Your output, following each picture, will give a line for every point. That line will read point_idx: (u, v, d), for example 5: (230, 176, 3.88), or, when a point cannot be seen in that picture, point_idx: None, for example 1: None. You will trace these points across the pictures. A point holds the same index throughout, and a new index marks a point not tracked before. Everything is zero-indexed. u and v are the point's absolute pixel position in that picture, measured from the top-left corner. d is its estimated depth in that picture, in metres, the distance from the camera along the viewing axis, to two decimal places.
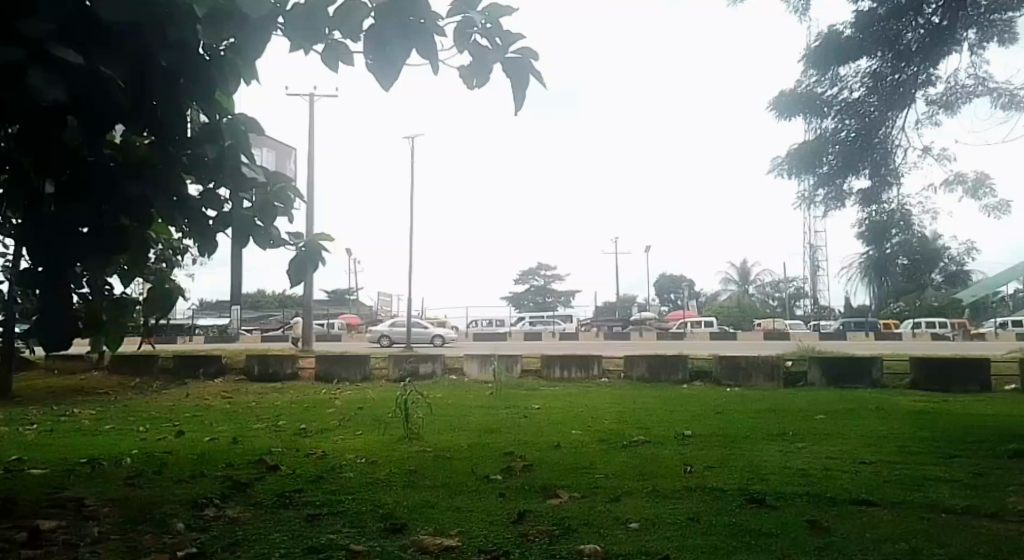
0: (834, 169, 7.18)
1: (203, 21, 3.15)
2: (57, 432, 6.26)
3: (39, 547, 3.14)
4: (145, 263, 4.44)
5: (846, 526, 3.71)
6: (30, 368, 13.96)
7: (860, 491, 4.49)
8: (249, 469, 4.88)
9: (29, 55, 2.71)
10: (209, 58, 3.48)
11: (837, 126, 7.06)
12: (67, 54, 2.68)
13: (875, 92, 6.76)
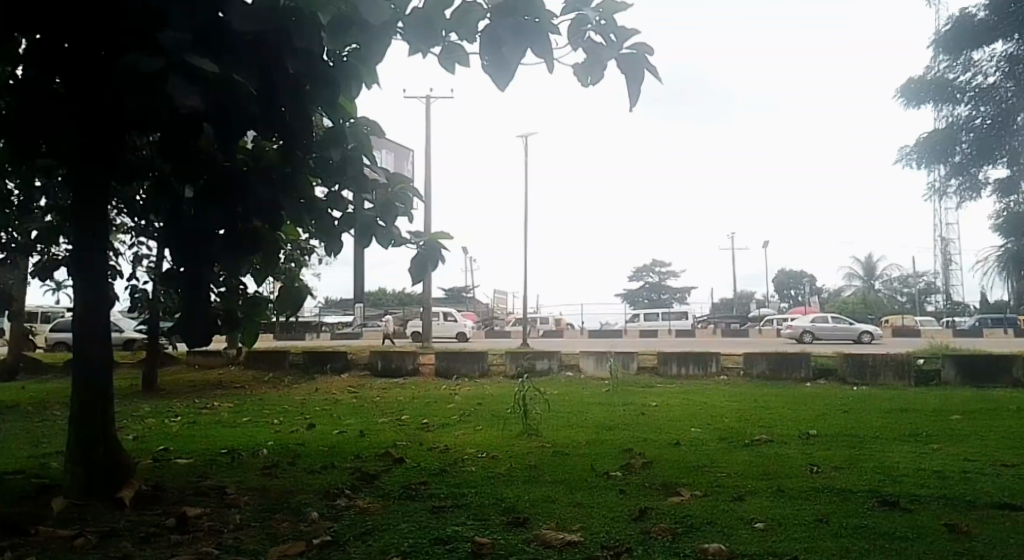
0: (966, 160, 5.53)
1: (327, 30, 3.14)
2: (200, 423, 6.70)
3: (187, 533, 3.34)
4: (275, 262, 4.69)
5: (991, 532, 3.38)
6: (177, 363, 15.10)
7: (1003, 494, 4.09)
8: (375, 460, 5.04)
9: (168, 65, 2.91)
10: (333, 63, 3.61)
11: (970, 114, 5.48)
12: (201, 63, 2.86)
13: (1013, 77, 5.20)
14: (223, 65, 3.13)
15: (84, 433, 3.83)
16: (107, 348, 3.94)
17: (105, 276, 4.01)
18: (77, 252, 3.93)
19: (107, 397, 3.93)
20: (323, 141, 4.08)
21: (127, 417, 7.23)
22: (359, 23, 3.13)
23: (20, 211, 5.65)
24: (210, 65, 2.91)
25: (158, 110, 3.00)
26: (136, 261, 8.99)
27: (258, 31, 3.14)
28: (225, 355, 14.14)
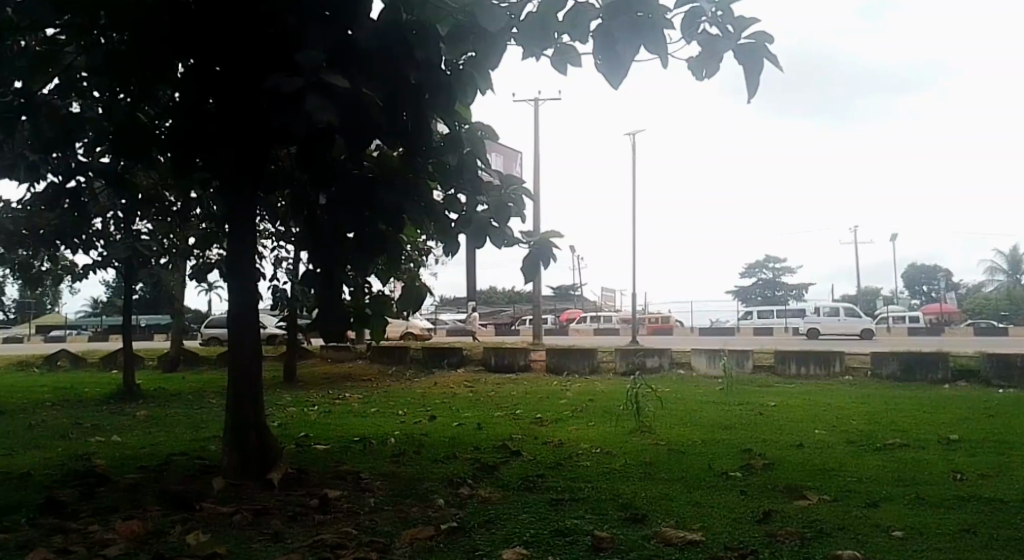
0: None
1: (446, 39, 3.44)
2: (332, 413, 7.17)
3: (329, 513, 3.63)
4: (398, 261, 4.96)
5: None
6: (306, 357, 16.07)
7: None
8: (494, 452, 5.24)
9: (308, 83, 3.17)
10: (450, 71, 3.75)
11: None
12: (336, 79, 3.10)
13: None
14: (354, 81, 3.36)
15: (239, 418, 4.22)
16: (252, 339, 4.29)
17: (252, 278, 4.37)
18: (230, 256, 4.35)
19: (256, 384, 4.31)
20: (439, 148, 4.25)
21: (270, 405, 7.83)
22: (477, 34, 3.41)
23: (183, 220, 6.26)
24: (343, 81, 3.14)
25: (299, 125, 3.27)
26: (276, 263, 9.69)
27: (385, 45, 3.36)
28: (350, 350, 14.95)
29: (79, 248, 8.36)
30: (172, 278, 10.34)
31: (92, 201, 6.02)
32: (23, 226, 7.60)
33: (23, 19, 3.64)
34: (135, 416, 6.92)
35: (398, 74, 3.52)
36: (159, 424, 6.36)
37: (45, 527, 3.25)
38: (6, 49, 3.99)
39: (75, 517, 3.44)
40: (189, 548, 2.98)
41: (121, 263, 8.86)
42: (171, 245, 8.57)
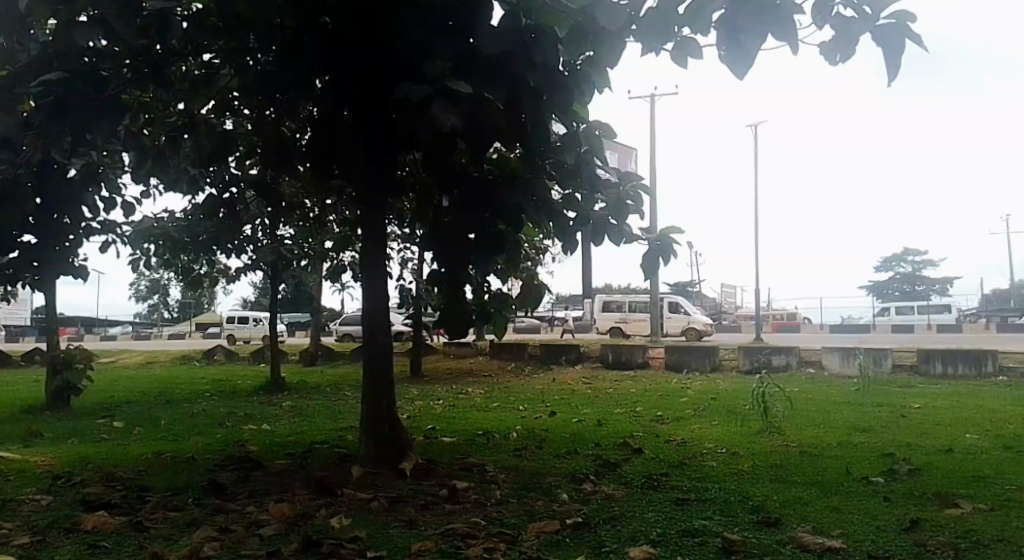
0: None
1: (564, 41, 3.33)
2: (457, 407, 7.40)
3: (458, 503, 3.77)
4: (518, 261, 5.03)
5: None
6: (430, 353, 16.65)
7: None
8: (616, 449, 5.25)
9: (434, 91, 3.28)
10: (567, 72, 3.72)
11: None
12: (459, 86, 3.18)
13: None
14: (476, 86, 3.44)
15: (374, 408, 4.47)
16: (385, 334, 4.53)
17: (384, 277, 4.59)
18: (363, 256, 4.59)
19: (389, 377, 4.55)
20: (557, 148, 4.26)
21: (399, 399, 8.20)
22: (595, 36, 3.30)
23: (321, 225, 6.66)
24: (466, 87, 3.23)
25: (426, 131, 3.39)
26: (402, 263, 10.14)
27: (504, 51, 3.43)
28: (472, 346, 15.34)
29: (231, 253, 9.11)
30: (310, 279, 11.03)
31: (243, 211, 6.55)
32: (185, 234, 8.37)
33: (186, 45, 4.02)
34: (280, 407, 7.46)
35: (518, 78, 3.57)
36: (302, 414, 6.82)
37: (209, 507, 3.59)
38: (173, 73, 4.42)
39: (234, 498, 3.77)
40: (333, 531, 3.19)
41: (267, 266, 9.58)
42: (310, 248, 9.16)
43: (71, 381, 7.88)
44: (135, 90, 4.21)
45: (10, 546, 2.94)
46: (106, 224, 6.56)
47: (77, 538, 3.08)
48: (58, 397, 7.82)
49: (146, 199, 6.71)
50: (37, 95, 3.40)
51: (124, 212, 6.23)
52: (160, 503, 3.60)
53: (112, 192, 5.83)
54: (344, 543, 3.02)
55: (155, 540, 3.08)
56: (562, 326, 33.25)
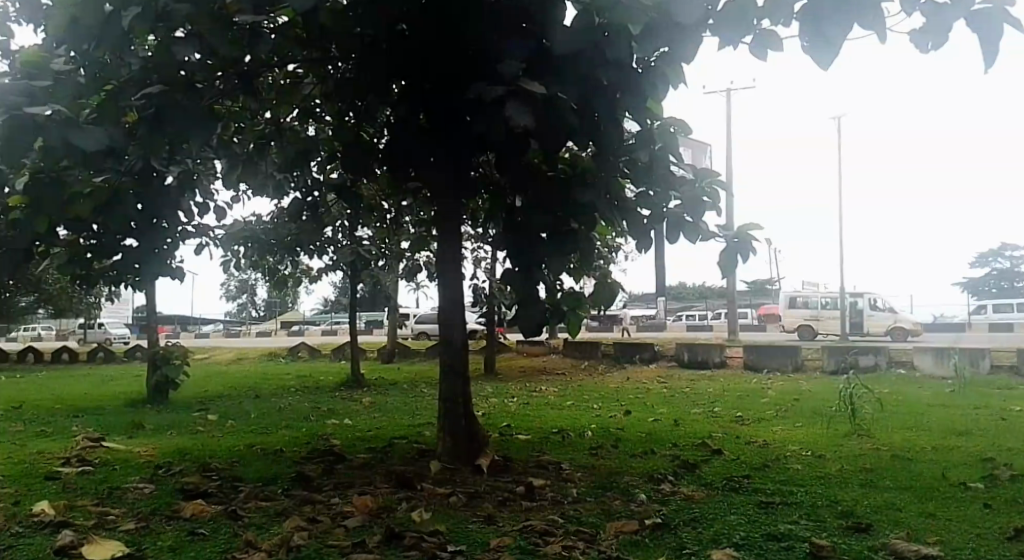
0: None
1: (638, 39, 3.25)
2: (531, 405, 7.44)
3: (535, 500, 3.80)
4: (590, 260, 4.98)
5: None
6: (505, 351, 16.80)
7: None
8: (694, 450, 5.17)
9: (508, 91, 3.27)
10: (641, 69, 3.64)
11: None
12: (533, 85, 3.16)
13: None
14: (550, 85, 3.42)
15: (452, 405, 4.54)
16: (460, 332, 4.58)
17: (459, 277, 4.65)
18: (439, 256, 4.65)
19: (465, 375, 4.60)
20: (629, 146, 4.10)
21: (475, 396, 8.30)
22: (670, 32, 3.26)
23: (397, 226, 6.80)
24: (540, 86, 3.20)
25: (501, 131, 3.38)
26: (476, 263, 10.26)
27: (577, 50, 3.38)
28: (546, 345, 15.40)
29: (313, 253, 9.43)
30: (388, 278, 11.30)
31: (324, 213, 6.77)
32: (270, 236, 8.72)
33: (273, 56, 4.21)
34: (361, 403, 7.66)
35: (591, 77, 3.53)
36: (382, 410, 6.99)
37: (297, 498, 3.74)
38: (260, 83, 4.63)
39: (320, 490, 3.91)
40: (414, 523, 3.27)
41: (347, 266, 9.87)
42: (387, 248, 9.38)
43: (168, 376, 8.32)
44: (226, 100, 4.43)
45: (118, 531, 3.14)
46: (200, 227, 6.90)
47: (178, 524, 3.26)
48: (157, 391, 8.27)
49: (235, 203, 7.03)
50: (140, 107, 3.62)
51: (216, 216, 6.54)
52: (252, 493, 3.77)
53: (204, 197, 6.12)
54: (425, 537, 3.09)
55: (248, 528, 3.23)
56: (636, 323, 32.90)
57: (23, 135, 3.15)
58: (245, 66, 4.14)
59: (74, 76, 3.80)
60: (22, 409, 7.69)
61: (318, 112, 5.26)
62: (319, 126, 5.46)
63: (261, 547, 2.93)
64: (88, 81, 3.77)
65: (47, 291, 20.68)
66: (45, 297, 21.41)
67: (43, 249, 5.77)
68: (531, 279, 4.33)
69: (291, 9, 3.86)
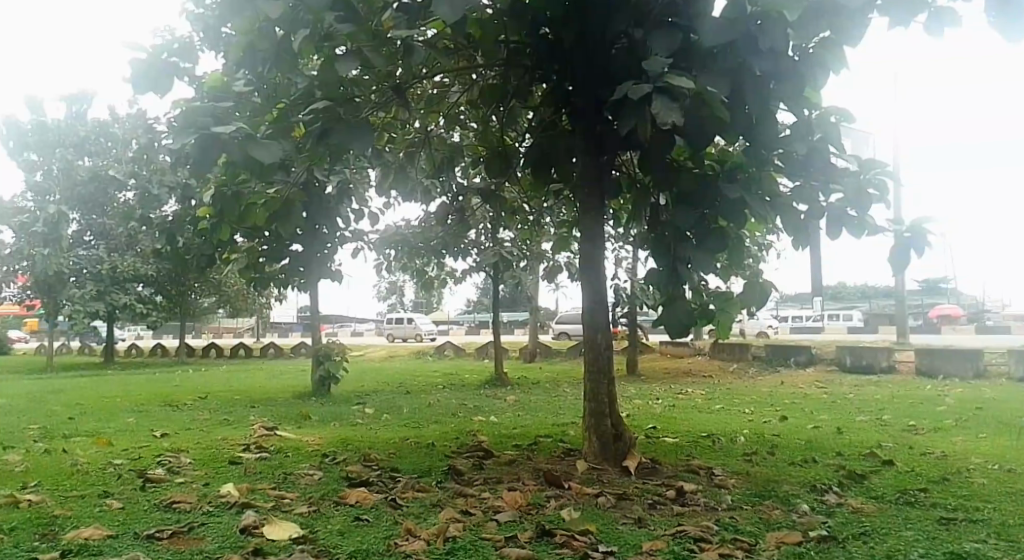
0: None
1: (795, 25, 3.12)
2: (679, 407, 7.29)
3: (687, 505, 3.73)
4: (740, 259, 4.77)
5: None
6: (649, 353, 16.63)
7: None
8: (860, 460, 4.86)
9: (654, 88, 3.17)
10: (798, 57, 3.47)
11: None
12: (680, 79, 3.04)
13: None
14: (698, 79, 3.29)
15: (597, 406, 4.52)
16: (604, 336, 4.55)
17: (602, 279, 4.59)
18: (582, 258, 4.61)
19: (610, 375, 4.58)
20: (784, 139, 3.89)
21: (621, 397, 8.24)
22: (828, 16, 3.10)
23: (539, 226, 6.89)
24: (688, 79, 3.07)
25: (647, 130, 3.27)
26: (619, 263, 10.20)
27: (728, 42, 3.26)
28: (693, 347, 15.09)
29: (459, 255, 9.75)
30: (531, 278, 11.47)
31: (470, 216, 7.00)
32: (419, 239, 9.11)
33: (423, 67, 4.41)
34: (505, 401, 7.81)
35: (744, 68, 3.39)
36: (528, 409, 7.11)
37: (450, 490, 3.89)
38: (410, 94, 4.87)
39: (470, 484, 4.04)
40: (565, 521, 3.31)
41: (490, 267, 10.14)
42: (529, 249, 9.53)
43: (329, 371, 8.89)
44: (380, 111, 4.69)
45: (293, 513, 3.40)
46: (355, 232, 7.33)
47: (344, 510, 3.49)
48: (320, 386, 8.87)
49: (387, 208, 7.40)
50: (306, 121, 3.88)
51: (370, 222, 6.92)
52: (409, 483, 3.96)
53: (360, 204, 6.51)
54: (576, 536, 3.11)
55: (407, 517, 3.40)
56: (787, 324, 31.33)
57: (211, 151, 3.46)
58: (397, 78, 4.37)
59: (250, 97, 4.17)
60: (205, 400, 8.48)
61: (462, 118, 5.44)
62: (464, 131, 5.64)
63: (420, 536, 3.08)
64: (262, 100, 4.13)
65: (224, 293, 22.72)
66: (222, 299, 23.55)
67: (223, 254, 6.36)
68: (677, 278, 4.19)
69: (440, 20, 4.03)
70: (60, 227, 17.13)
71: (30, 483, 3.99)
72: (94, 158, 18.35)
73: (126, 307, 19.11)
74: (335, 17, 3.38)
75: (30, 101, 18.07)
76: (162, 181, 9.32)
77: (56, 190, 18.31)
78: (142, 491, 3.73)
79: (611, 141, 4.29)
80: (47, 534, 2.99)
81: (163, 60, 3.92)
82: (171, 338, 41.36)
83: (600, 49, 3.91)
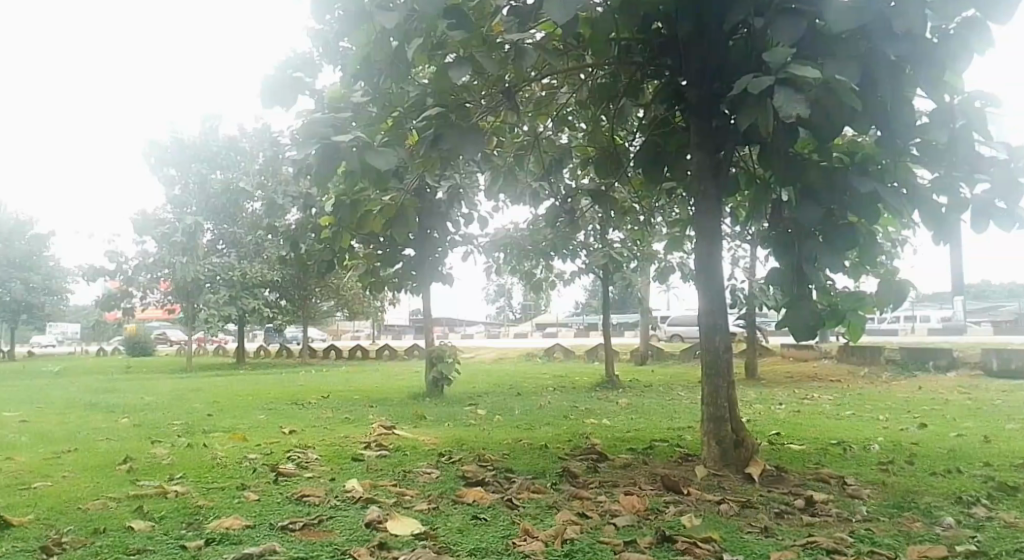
0: None
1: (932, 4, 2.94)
2: (804, 413, 6.96)
3: (817, 515, 3.54)
4: (873, 257, 4.47)
5: None
6: (771, 357, 15.99)
7: None
8: (1013, 472, 4.46)
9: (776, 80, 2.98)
10: (937, 41, 3.26)
11: None
12: (806, 70, 2.84)
13: None
14: (826, 68, 3.09)
15: (716, 410, 4.37)
16: (722, 338, 4.39)
17: (720, 279, 4.41)
18: (698, 257, 4.45)
19: (730, 377, 4.42)
20: (923, 127, 3.61)
21: (740, 402, 7.97)
22: None
23: (651, 226, 6.77)
24: (814, 69, 2.86)
25: (769, 124, 3.08)
26: (736, 263, 9.88)
27: (858, 27, 3.06)
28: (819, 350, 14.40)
29: (568, 257, 9.73)
30: (642, 279, 11.27)
31: (582, 217, 6.97)
32: (529, 242, 9.15)
33: (533, 70, 4.43)
34: (619, 404, 7.71)
35: (878, 53, 3.17)
36: (641, 412, 6.98)
37: (566, 493, 3.87)
38: (520, 97, 4.91)
39: (587, 487, 4.00)
40: (686, 528, 3.21)
41: (599, 269, 10.04)
42: (641, 249, 9.39)
43: (443, 372, 9.08)
44: (491, 116, 4.75)
45: (414, 510, 3.48)
46: (466, 236, 7.46)
47: (464, 508, 3.53)
48: (434, 387, 9.07)
49: (496, 211, 7.47)
50: (421, 128, 3.97)
51: (481, 225, 7.02)
52: (525, 484, 3.97)
53: (471, 208, 6.61)
54: (698, 543, 3.02)
55: (524, 517, 3.40)
56: (951, 325, 28.88)
57: (332, 160, 3.58)
58: (507, 81, 4.41)
59: (368, 106, 4.33)
60: (328, 399, 8.86)
61: (571, 119, 5.42)
62: (573, 131, 5.61)
63: (537, 537, 3.08)
64: (379, 109, 4.25)
65: (343, 297, 23.71)
66: (342, 303, 24.56)
67: (343, 260, 6.61)
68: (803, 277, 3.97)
69: (550, 22, 4.03)
70: (196, 236, 18.84)
71: (175, 475, 4.29)
72: (225, 172, 19.62)
73: (255, 311, 20.30)
74: (448, 24, 3.42)
75: (170, 120, 19.54)
76: (286, 192, 9.81)
77: (193, 202, 19.70)
78: (274, 485, 3.93)
79: (730, 136, 4.12)
80: (193, 522, 3.20)
81: (291, 76, 4.15)
82: (294, 341, 43.61)
83: (716, 40, 3.81)
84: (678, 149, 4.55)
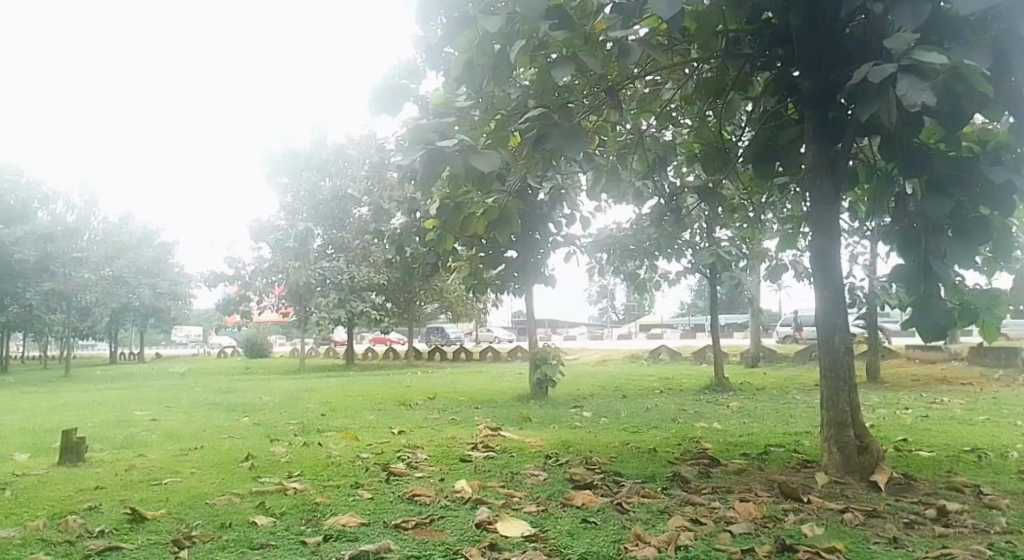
0: None
1: None
2: (933, 418, 6.50)
3: (951, 526, 3.28)
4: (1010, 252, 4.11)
5: None
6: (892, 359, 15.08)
7: None
8: None
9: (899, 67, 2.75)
10: None
11: None
12: (932, 55, 2.60)
13: None
14: (955, 50, 2.84)
15: (835, 414, 4.13)
16: (841, 338, 4.15)
17: (837, 276, 4.17)
18: (813, 254, 4.23)
19: (851, 381, 4.17)
20: None
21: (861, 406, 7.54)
22: None
23: (761, 224, 6.51)
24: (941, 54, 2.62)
25: (890, 115, 2.85)
26: (852, 260, 9.38)
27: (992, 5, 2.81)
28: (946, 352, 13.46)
29: (673, 256, 9.50)
30: (752, 278, 10.87)
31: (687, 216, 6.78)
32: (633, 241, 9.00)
33: (636, 67, 4.34)
34: (730, 407, 7.45)
35: (1014, 32, 2.89)
36: (754, 416, 6.71)
37: (678, 498, 3.75)
38: (623, 95, 4.83)
39: (699, 492, 3.87)
40: (807, 538, 3.04)
41: (706, 268, 9.76)
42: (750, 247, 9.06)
43: (547, 374, 9.06)
44: (593, 116, 4.70)
45: (523, 512, 3.47)
46: (568, 237, 7.41)
47: (573, 511, 3.50)
48: (538, 388, 9.07)
49: (598, 212, 7.39)
50: (524, 130, 3.95)
51: (584, 226, 6.96)
52: (634, 488, 3.88)
53: (573, 209, 6.56)
54: (822, 553, 2.85)
55: (636, 522, 3.32)
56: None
57: (436, 164, 3.63)
58: (611, 80, 4.35)
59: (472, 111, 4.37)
60: (434, 400, 9.03)
61: (675, 116, 5.29)
62: (678, 128, 5.47)
63: (649, 542, 2.99)
64: (481, 114, 4.28)
65: (446, 298, 24.16)
66: (446, 305, 25.06)
67: (447, 263, 6.71)
68: (931, 275, 3.55)
69: (655, 17, 3.94)
70: (307, 242, 19.69)
71: (294, 473, 4.47)
72: (335, 179, 20.39)
73: (363, 313, 21.02)
74: (549, 25, 3.39)
75: (283, 131, 20.49)
76: (391, 197, 10.07)
77: (305, 209, 20.59)
78: (385, 484, 4.02)
79: (847, 127, 3.88)
80: (311, 519, 3.31)
81: (398, 84, 4.24)
82: (400, 342, 44.85)
83: (832, 27, 3.60)
84: (790, 143, 4.34)
